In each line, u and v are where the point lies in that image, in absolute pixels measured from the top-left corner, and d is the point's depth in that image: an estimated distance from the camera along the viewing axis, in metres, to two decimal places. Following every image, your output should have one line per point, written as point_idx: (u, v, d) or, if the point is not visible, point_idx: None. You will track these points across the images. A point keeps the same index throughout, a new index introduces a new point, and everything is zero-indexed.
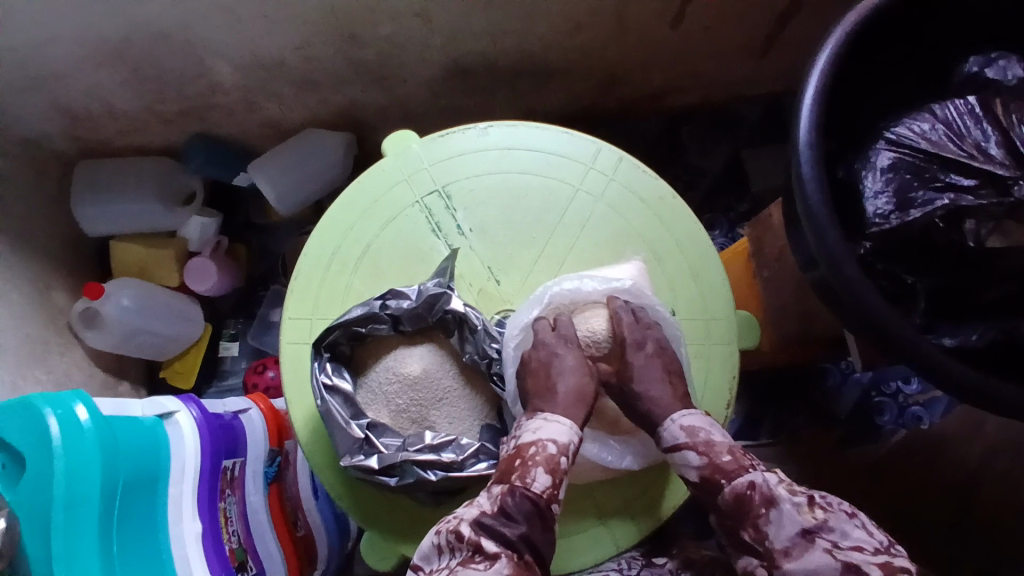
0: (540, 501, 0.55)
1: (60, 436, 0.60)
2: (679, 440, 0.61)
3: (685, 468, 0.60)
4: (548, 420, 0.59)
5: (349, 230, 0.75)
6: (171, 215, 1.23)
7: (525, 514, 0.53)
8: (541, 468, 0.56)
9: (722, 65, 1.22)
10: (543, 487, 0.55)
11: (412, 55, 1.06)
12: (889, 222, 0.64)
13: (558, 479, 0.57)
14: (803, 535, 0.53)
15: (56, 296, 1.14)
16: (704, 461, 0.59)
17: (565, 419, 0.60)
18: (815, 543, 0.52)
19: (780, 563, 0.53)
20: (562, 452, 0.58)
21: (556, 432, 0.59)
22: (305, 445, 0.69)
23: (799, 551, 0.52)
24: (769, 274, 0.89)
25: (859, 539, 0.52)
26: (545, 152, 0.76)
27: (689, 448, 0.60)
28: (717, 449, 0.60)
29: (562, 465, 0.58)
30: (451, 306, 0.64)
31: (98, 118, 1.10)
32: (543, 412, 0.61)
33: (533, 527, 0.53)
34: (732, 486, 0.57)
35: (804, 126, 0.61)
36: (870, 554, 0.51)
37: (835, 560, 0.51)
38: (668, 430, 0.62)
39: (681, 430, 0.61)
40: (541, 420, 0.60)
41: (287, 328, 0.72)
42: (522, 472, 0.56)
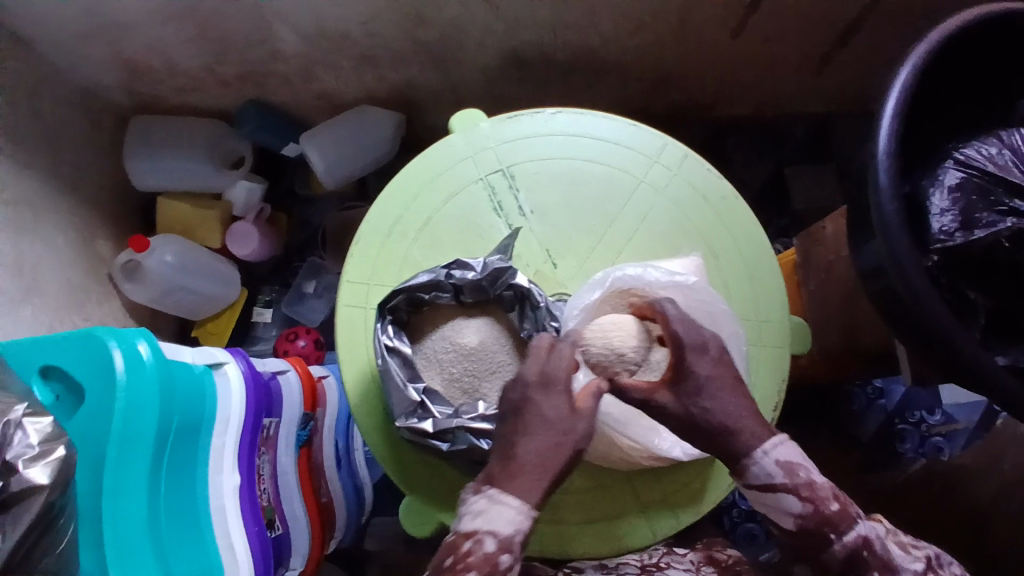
0: None
1: (123, 370, 0.60)
2: (775, 479, 0.58)
3: (784, 512, 0.58)
4: (495, 506, 0.53)
5: (413, 201, 0.76)
6: (220, 177, 1.25)
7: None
8: (473, 573, 0.51)
9: (775, 79, 1.22)
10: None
11: (474, 40, 1.08)
12: (953, 239, 0.64)
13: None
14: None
15: (99, 246, 1.15)
16: (809, 509, 0.57)
17: (513, 503, 0.53)
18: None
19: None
20: (502, 548, 0.52)
21: (498, 525, 0.52)
22: (355, 406, 0.70)
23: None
24: (816, 287, 0.90)
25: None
26: (612, 142, 0.77)
27: (791, 493, 0.58)
28: (821, 495, 0.58)
29: (502, 564, 0.52)
30: (516, 281, 0.65)
31: (158, 74, 1.12)
32: (490, 488, 0.54)
33: None
34: (844, 544, 0.56)
35: (883, 135, 0.62)
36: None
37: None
38: (760, 466, 0.58)
39: (780, 469, 0.57)
40: (486, 503, 0.53)
41: (344, 291, 0.73)
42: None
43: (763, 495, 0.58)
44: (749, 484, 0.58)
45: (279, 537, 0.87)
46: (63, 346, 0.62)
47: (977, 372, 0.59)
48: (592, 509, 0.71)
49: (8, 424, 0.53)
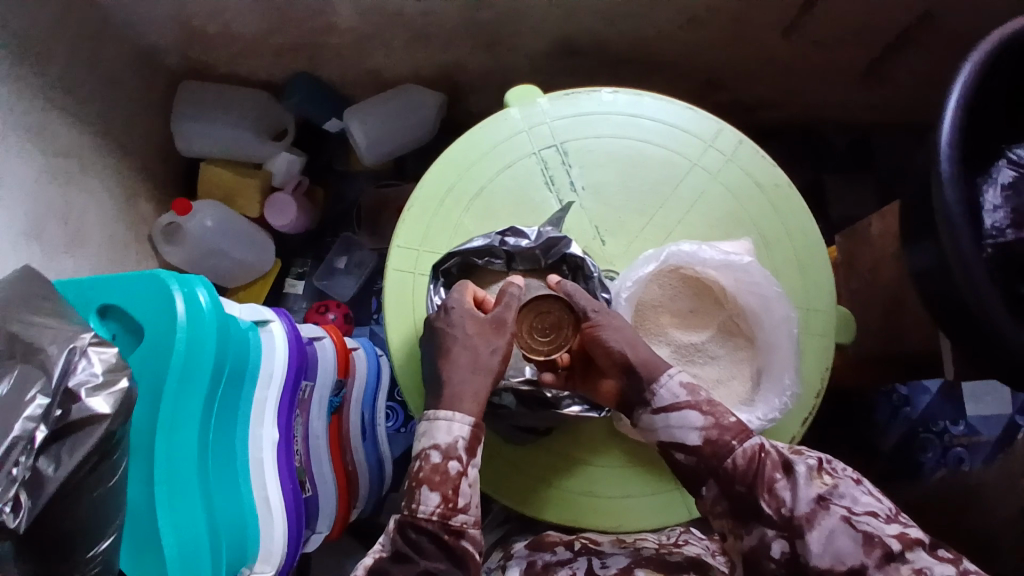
0: (431, 524, 0.56)
1: (184, 313, 0.61)
2: (678, 398, 0.62)
3: (689, 429, 0.61)
4: (433, 422, 0.59)
5: (467, 171, 0.77)
6: (263, 147, 1.27)
7: (423, 545, 0.55)
8: (427, 486, 0.57)
9: (821, 83, 1.22)
10: (432, 506, 0.57)
11: (527, 25, 1.09)
12: (1004, 235, 0.66)
13: (449, 488, 0.57)
14: (818, 501, 0.56)
15: (141, 206, 1.17)
16: (710, 421, 0.61)
17: (448, 414, 0.59)
18: (830, 509, 0.56)
19: (802, 532, 0.56)
20: (447, 458, 0.58)
21: (438, 437, 0.58)
22: (398, 368, 0.72)
23: (818, 517, 0.56)
24: (857, 286, 0.90)
25: (869, 506, 0.57)
26: (667, 125, 0.77)
27: (693, 408, 0.62)
28: (719, 410, 0.62)
29: (454, 469, 0.58)
30: (570, 250, 0.66)
31: (214, 41, 1.13)
32: (429, 411, 0.60)
33: (434, 555, 0.55)
34: (743, 448, 0.60)
35: (947, 126, 0.62)
36: (882, 520, 0.55)
37: (852, 528, 0.55)
38: (665, 386, 0.63)
39: (682, 388, 0.62)
40: (425, 424, 0.59)
41: (395, 254, 0.74)
42: (410, 498, 0.57)
43: (665, 414, 0.62)
44: (655, 408, 0.63)
45: (309, 500, 0.88)
46: (124, 288, 0.63)
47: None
48: (626, 484, 0.72)
49: (74, 350, 0.54)
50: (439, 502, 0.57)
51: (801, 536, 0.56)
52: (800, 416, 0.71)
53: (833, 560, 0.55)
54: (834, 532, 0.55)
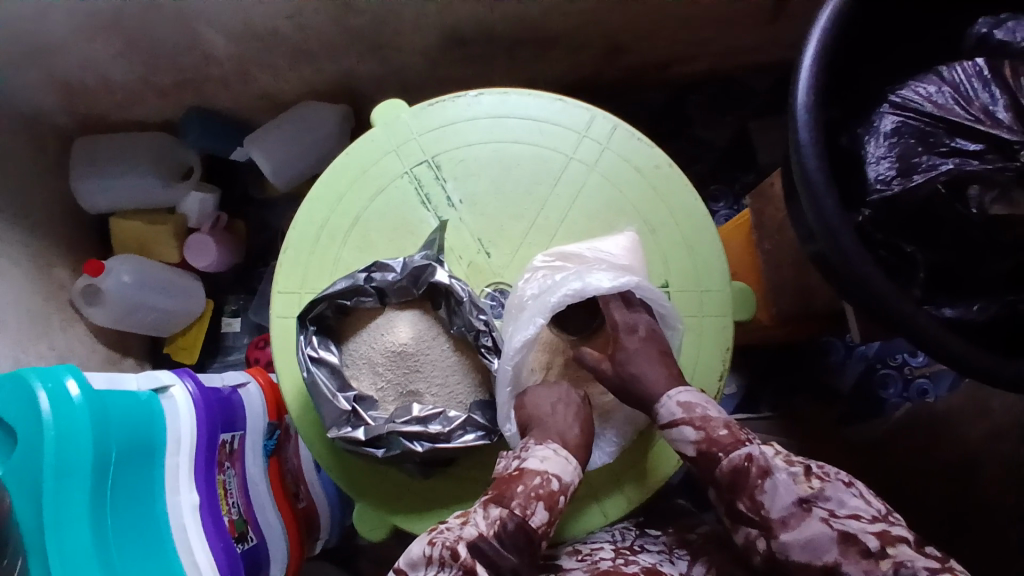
0: (534, 535, 0.54)
1: (50, 409, 0.62)
2: (675, 416, 0.62)
3: (683, 442, 0.61)
4: (556, 453, 0.59)
5: (339, 202, 0.74)
6: (170, 190, 1.22)
7: (518, 546, 0.53)
8: (542, 503, 0.56)
9: (732, 34, 1.15)
10: (539, 522, 0.55)
11: (408, 23, 1.01)
12: (891, 187, 0.61)
13: (553, 518, 0.56)
14: (799, 504, 0.56)
15: (57, 272, 1.14)
16: (701, 436, 0.60)
17: (573, 458, 0.59)
18: (812, 512, 0.56)
19: (777, 533, 0.56)
20: (562, 490, 0.57)
21: (560, 468, 0.58)
22: (295, 418, 0.70)
23: (795, 520, 0.56)
24: (770, 247, 0.88)
25: (855, 508, 0.56)
26: (538, 122, 0.75)
27: (687, 424, 0.61)
28: (713, 424, 0.61)
29: (560, 504, 0.57)
30: (437, 278, 0.65)
31: (94, 91, 1.08)
32: (554, 441, 0.60)
33: (523, 561, 0.53)
34: (730, 460, 0.59)
35: (803, 87, 0.59)
36: (866, 521, 0.56)
37: (830, 527, 0.55)
38: (664, 407, 0.63)
39: (679, 407, 0.62)
40: (551, 451, 0.59)
41: (277, 301, 0.72)
42: (525, 502, 0.55)
43: (666, 431, 0.63)
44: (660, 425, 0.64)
45: (254, 549, 0.87)
46: None
47: (915, 332, 0.57)
48: None
49: None
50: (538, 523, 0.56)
51: (775, 535, 0.56)
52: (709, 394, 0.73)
53: (811, 556, 0.55)
54: (814, 535, 0.55)
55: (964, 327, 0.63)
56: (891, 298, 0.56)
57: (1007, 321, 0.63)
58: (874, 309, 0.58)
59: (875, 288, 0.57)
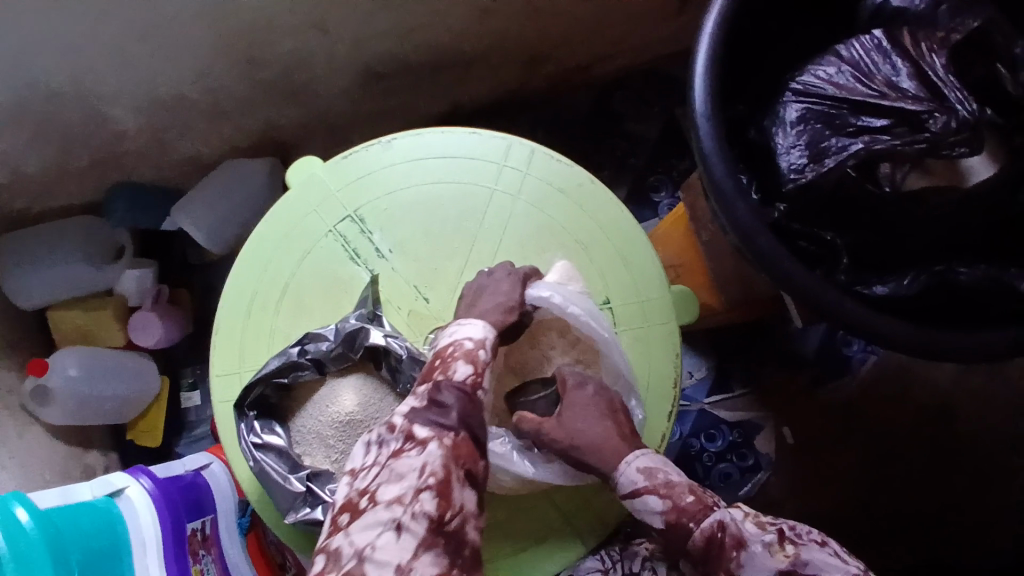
0: (465, 385, 0.58)
1: (2, 542, 0.60)
2: (637, 484, 0.62)
3: (651, 514, 0.61)
4: (463, 324, 0.63)
5: (265, 273, 0.73)
6: (105, 271, 1.18)
7: (454, 398, 0.56)
8: (460, 360, 0.60)
9: (642, 28, 1.16)
10: (465, 375, 0.59)
11: (320, 66, 1.00)
12: (804, 175, 0.61)
13: (482, 367, 0.60)
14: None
15: (2, 374, 1.06)
16: (668, 506, 0.60)
17: (478, 320, 0.64)
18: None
19: None
20: (479, 346, 0.62)
21: (470, 331, 0.63)
22: (255, 503, 0.68)
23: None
24: (706, 239, 0.88)
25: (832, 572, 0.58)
26: (456, 158, 0.75)
27: (652, 494, 0.61)
28: (678, 490, 0.61)
29: (482, 358, 0.61)
30: (371, 339, 0.64)
31: (12, 188, 1.00)
32: (457, 318, 0.65)
33: (465, 408, 0.56)
34: (703, 530, 0.60)
35: (698, 97, 0.60)
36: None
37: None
38: (624, 476, 0.62)
39: (639, 474, 0.62)
40: (455, 326, 0.64)
41: (216, 386, 0.70)
42: (444, 366, 0.59)
43: (630, 501, 0.62)
44: (620, 495, 0.63)
45: None
46: None
47: (845, 319, 0.57)
48: (529, 532, 0.73)
49: None
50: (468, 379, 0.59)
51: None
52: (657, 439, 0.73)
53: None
54: None
55: (898, 305, 0.62)
56: (820, 290, 0.57)
57: (942, 293, 0.62)
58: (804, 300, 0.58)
59: (804, 283, 0.58)
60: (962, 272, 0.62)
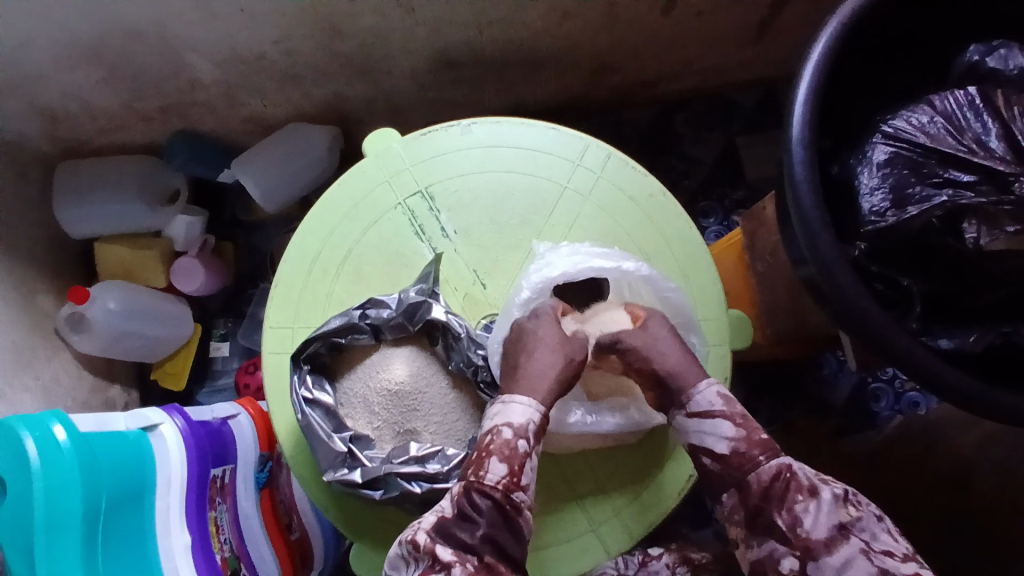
0: (496, 492, 0.58)
1: (38, 458, 0.61)
2: (714, 407, 0.65)
3: (719, 437, 0.65)
4: (509, 403, 0.63)
5: (331, 235, 0.75)
6: (156, 215, 1.16)
7: (483, 511, 0.57)
8: (495, 458, 0.60)
9: (716, 52, 1.15)
10: (498, 477, 0.59)
11: (397, 47, 0.99)
12: (885, 219, 0.61)
13: (516, 463, 0.60)
14: (838, 527, 0.59)
15: (42, 300, 1.07)
16: (740, 433, 0.64)
17: (523, 397, 0.63)
18: (850, 539, 0.58)
19: (814, 553, 0.59)
20: (518, 436, 0.61)
21: (513, 416, 0.62)
22: (290, 460, 0.71)
23: (836, 544, 0.58)
24: (763, 270, 0.88)
25: (888, 545, 0.59)
26: (533, 151, 0.77)
27: (727, 419, 0.65)
28: (751, 425, 0.65)
29: (521, 449, 0.61)
30: (432, 314, 0.68)
31: (77, 118, 1.01)
32: (501, 395, 0.64)
33: (494, 520, 0.57)
34: (770, 467, 0.62)
35: (796, 123, 0.60)
36: (899, 559, 0.57)
37: (870, 562, 0.57)
38: (702, 395, 0.66)
39: (719, 398, 0.66)
40: (500, 405, 0.63)
41: (268, 337, 0.72)
42: (478, 466, 0.60)
43: (698, 419, 0.65)
44: (690, 411, 0.66)
45: None
46: None
47: (912, 368, 0.57)
48: (551, 534, 0.74)
49: None
50: (503, 477, 0.60)
51: (815, 557, 0.58)
52: (740, 339, 0.80)
53: None
54: (852, 561, 0.57)
55: (962, 359, 0.63)
56: (894, 335, 0.57)
57: (1003, 355, 0.63)
58: (873, 344, 0.58)
59: (879, 326, 0.57)
60: None
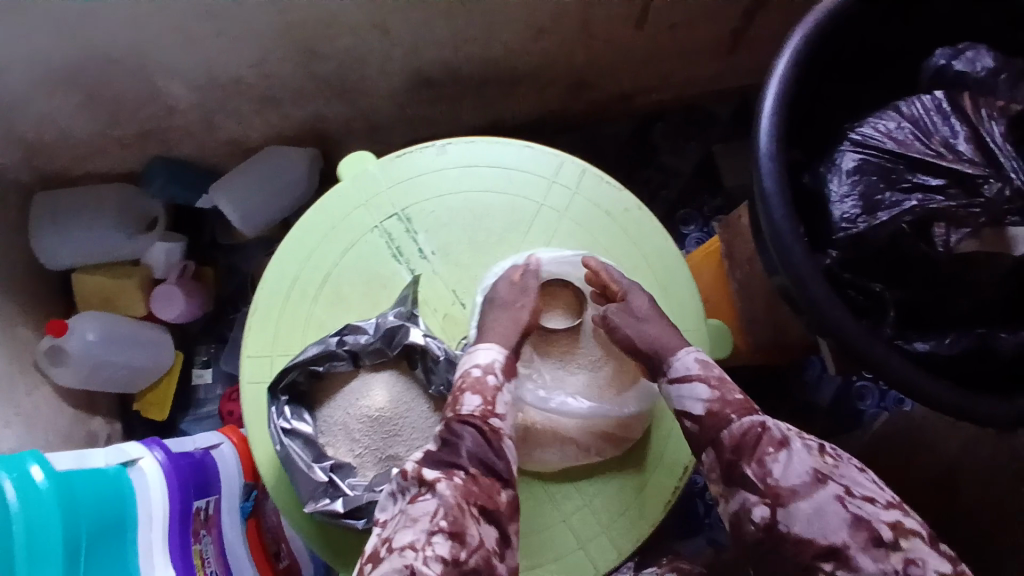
0: (474, 419, 0.61)
1: (17, 500, 0.60)
2: (690, 370, 0.67)
3: (695, 398, 0.65)
4: (474, 350, 0.68)
5: (306, 261, 0.74)
6: (134, 242, 1.15)
7: (464, 434, 0.60)
8: (468, 392, 0.63)
9: (691, 62, 1.16)
10: (473, 407, 0.62)
11: (374, 68, 0.99)
12: (856, 225, 0.62)
13: (489, 396, 0.64)
14: (812, 475, 0.58)
15: (20, 332, 1.05)
16: (714, 394, 0.64)
17: (489, 340, 0.68)
18: (827, 485, 0.58)
19: (785, 501, 0.58)
20: (488, 372, 0.65)
21: (480, 357, 0.67)
22: (272, 492, 0.70)
23: (809, 489, 0.58)
24: (741, 279, 0.88)
25: (870, 492, 0.59)
26: (507, 170, 0.78)
27: (701, 380, 0.66)
28: (728, 387, 0.66)
29: (491, 384, 0.65)
30: (411, 339, 0.67)
31: (52, 146, 1.00)
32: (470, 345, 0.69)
33: (476, 442, 0.60)
34: (742, 423, 0.62)
35: (766, 134, 0.61)
36: (881, 506, 0.58)
37: (845, 507, 0.57)
38: (680, 361, 0.68)
39: (695, 362, 0.67)
40: (467, 353, 0.68)
41: (246, 366, 0.71)
42: (454, 402, 0.63)
43: (677, 384, 0.66)
44: (670, 377, 0.68)
45: None
46: None
47: (889, 376, 0.58)
48: (541, 553, 0.73)
49: None
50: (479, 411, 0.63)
51: (785, 504, 0.58)
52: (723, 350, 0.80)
53: (817, 533, 0.56)
54: (828, 510, 0.57)
55: (937, 364, 0.63)
56: (868, 344, 0.57)
57: (981, 359, 0.63)
58: (849, 352, 0.59)
59: (852, 337, 0.58)
60: (1005, 337, 0.63)
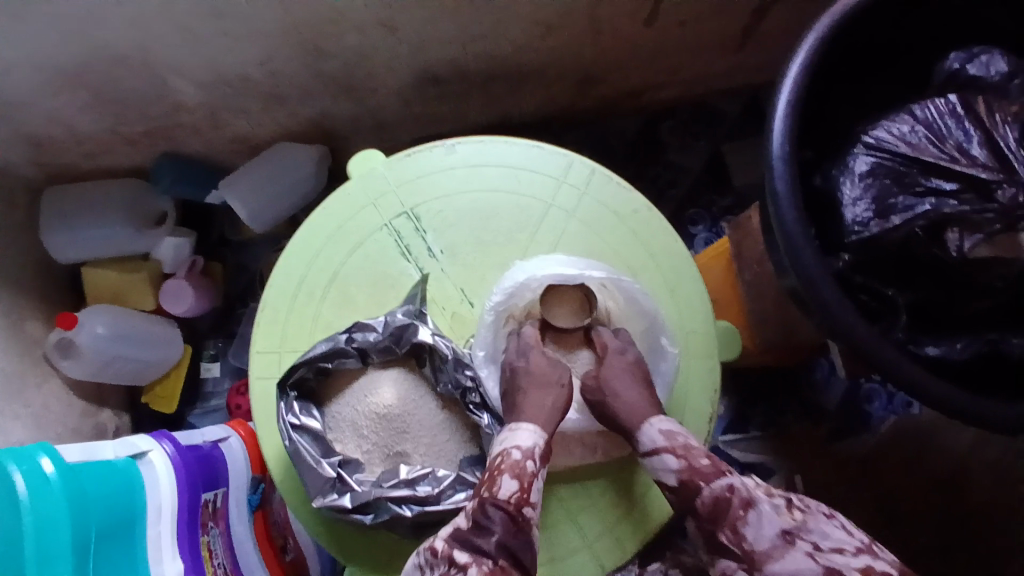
0: (509, 504, 0.59)
1: (26, 492, 0.60)
2: (657, 444, 0.67)
3: (665, 471, 0.65)
4: (515, 429, 0.66)
5: (316, 258, 0.75)
6: (143, 237, 1.15)
7: (497, 521, 0.58)
8: (506, 475, 0.62)
9: (699, 61, 1.15)
10: (509, 491, 0.60)
11: (381, 65, 0.99)
12: (868, 229, 0.62)
13: (526, 481, 0.62)
14: (782, 536, 0.58)
15: (30, 326, 1.06)
16: (683, 464, 0.64)
17: (528, 422, 0.66)
18: (794, 544, 0.58)
19: (760, 564, 0.58)
20: (527, 456, 0.63)
21: (520, 438, 0.65)
22: (280, 487, 0.70)
23: (779, 552, 0.58)
24: (750, 279, 0.88)
25: (838, 541, 0.58)
26: (517, 170, 0.78)
27: (668, 452, 0.66)
28: (694, 454, 0.65)
29: (529, 469, 0.63)
30: (419, 337, 0.68)
31: (62, 143, 1.01)
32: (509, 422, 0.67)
33: (508, 530, 0.58)
34: (711, 490, 0.62)
35: (776, 138, 0.61)
36: (849, 554, 0.57)
37: (815, 563, 0.57)
38: (645, 434, 0.68)
39: (660, 434, 0.67)
40: (508, 431, 0.66)
41: (256, 362, 0.72)
42: (490, 482, 0.61)
43: (648, 459, 0.67)
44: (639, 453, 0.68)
45: None
46: None
47: (900, 380, 0.57)
48: (547, 552, 0.74)
49: None
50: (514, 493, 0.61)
51: (760, 568, 0.58)
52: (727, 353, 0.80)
53: None
54: (800, 567, 0.57)
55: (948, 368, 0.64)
56: (879, 347, 0.57)
57: (988, 363, 0.64)
58: (857, 355, 0.59)
59: (863, 339, 0.58)
60: (1017, 343, 0.63)
